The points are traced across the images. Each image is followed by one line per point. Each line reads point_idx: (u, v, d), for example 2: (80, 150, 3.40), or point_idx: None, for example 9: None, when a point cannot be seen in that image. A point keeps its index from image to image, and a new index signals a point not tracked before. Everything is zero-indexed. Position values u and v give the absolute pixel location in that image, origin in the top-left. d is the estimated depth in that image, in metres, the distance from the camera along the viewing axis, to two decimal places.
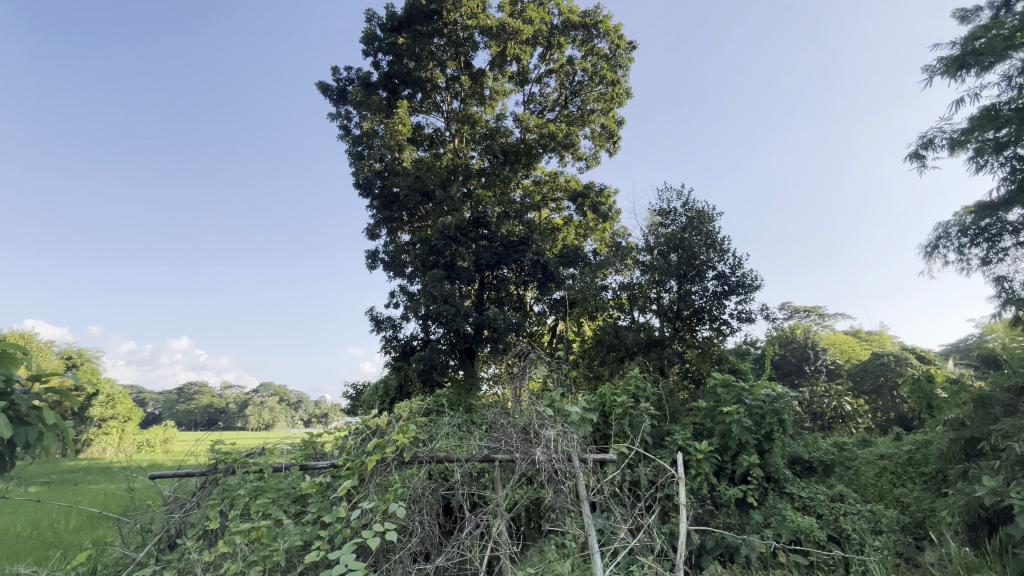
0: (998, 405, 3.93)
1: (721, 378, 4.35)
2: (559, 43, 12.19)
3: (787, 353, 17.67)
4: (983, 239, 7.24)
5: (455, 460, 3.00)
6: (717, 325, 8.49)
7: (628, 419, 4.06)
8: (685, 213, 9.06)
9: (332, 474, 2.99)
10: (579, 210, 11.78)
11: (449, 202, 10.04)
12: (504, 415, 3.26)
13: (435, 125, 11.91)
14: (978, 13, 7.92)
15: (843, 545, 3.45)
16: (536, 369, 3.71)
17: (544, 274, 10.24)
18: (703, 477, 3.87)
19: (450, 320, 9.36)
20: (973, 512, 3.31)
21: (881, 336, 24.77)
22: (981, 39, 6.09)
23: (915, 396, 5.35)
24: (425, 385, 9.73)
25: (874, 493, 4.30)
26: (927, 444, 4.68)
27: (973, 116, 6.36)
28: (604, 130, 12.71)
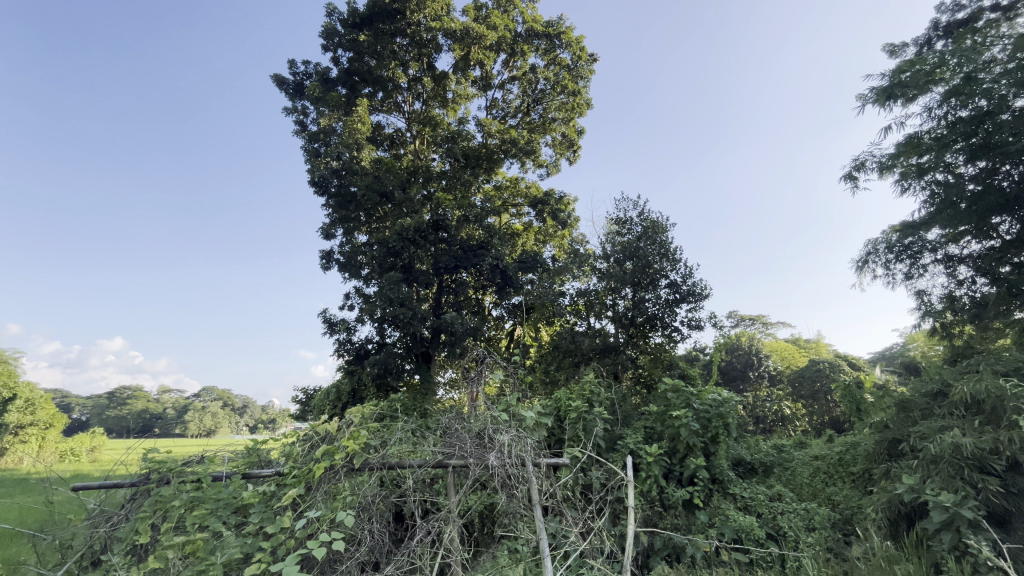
0: (916, 409, 4.23)
1: (671, 383, 4.49)
2: (522, 51, 12.35)
3: (733, 359, 18.55)
4: (906, 256, 7.88)
5: (407, 467, 2.94)
6: (669, 332, 8.77)
7: (582, 423, 4.14)
8: (641, 222, 9.37)
9: (276, 482, 2.85)
10: (539, 217, 11.94)
11: (408, 204, 9.93)
12: (459, 419, 3.23)
13: (396, 125, 11.75)
14: (905, 48, 8.65)
15: (781, 542, 3.64)
16: (491, 372, 3.69)
17: (502, 279, 10.31)
18: (652, 480, 4.01)
19: (407, 324, 9.21)
20: (894, 508, 3.56)
21: (818, 344, 26.36)
22: (907, 73, 6.63)
23: (846, 401, 5.75)
24: (379, 390, 9.54)
25: (808, 491, 4.56)
26: (856, 445, 5.04)
27: (899, 143, 6.93)
28: (564, 138, 12.98)
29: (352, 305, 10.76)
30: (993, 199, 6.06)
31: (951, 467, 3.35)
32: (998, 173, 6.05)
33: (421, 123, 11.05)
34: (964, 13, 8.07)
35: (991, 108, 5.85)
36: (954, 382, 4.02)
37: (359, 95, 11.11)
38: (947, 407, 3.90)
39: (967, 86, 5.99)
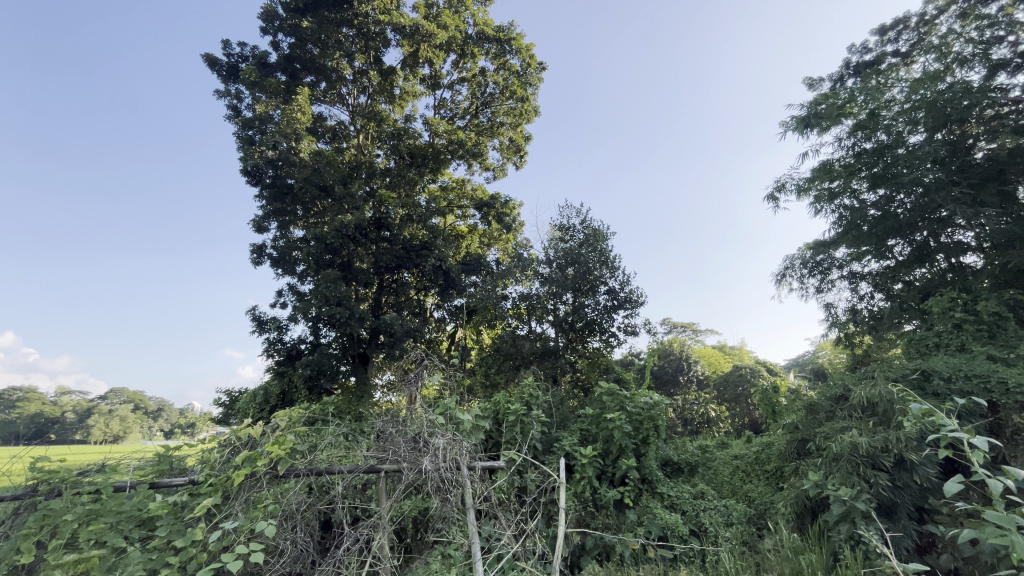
0: (822, 411, 4.62)
1: (607, 386, 4.62)
2: (472, 53, 12.32)
3: (664, 363, 19.51)
4: (817, 271, 8.65)
5: (336, 473, 2.82)
6: (606, 336, 9.06)
7: (520, 427, 4.17)
8: (583, 230, 9.64)
9: (189, 492, 2.63)
10: (484, 219, 11.95)
11: (349, 200, 9.58)
12: (394, 423, 3.13)
13: (338, 118, 11.32)
14: (821, 82, 9.50)
15: (702, 538, 3.86)
16: (431, 373, 3.60)
17: (445, 281, 10.20)
18: (586, 481, 4.13)
19: (343, 324, 8.86)
20: (801, 502, 3.85)
21: (740, 351, 28.25)
22: (822, 105, 7.34)
23: (762, 403, 6.20)
24: (310, 392, 9.14)
25: (728, 489, 4.88)
26: (769, 445, 5.45)
27: (814, 168, 7.61)
28: (511, 143, 13.12)
29: (285, 303, 10.23)
30: (889, 224, 6.60)
31: (848, 464, 3.69)
32: (894, 202, 6.57)
33: (366, 118, 10.73)
34: (870, 55, 9.01)
35: (890, 142, 6.54)
36: (854, 387, 4.44)
37: (299, 83, 10.61)
38: (848, 409, 4.29)
39: (871, 121, 6.71)
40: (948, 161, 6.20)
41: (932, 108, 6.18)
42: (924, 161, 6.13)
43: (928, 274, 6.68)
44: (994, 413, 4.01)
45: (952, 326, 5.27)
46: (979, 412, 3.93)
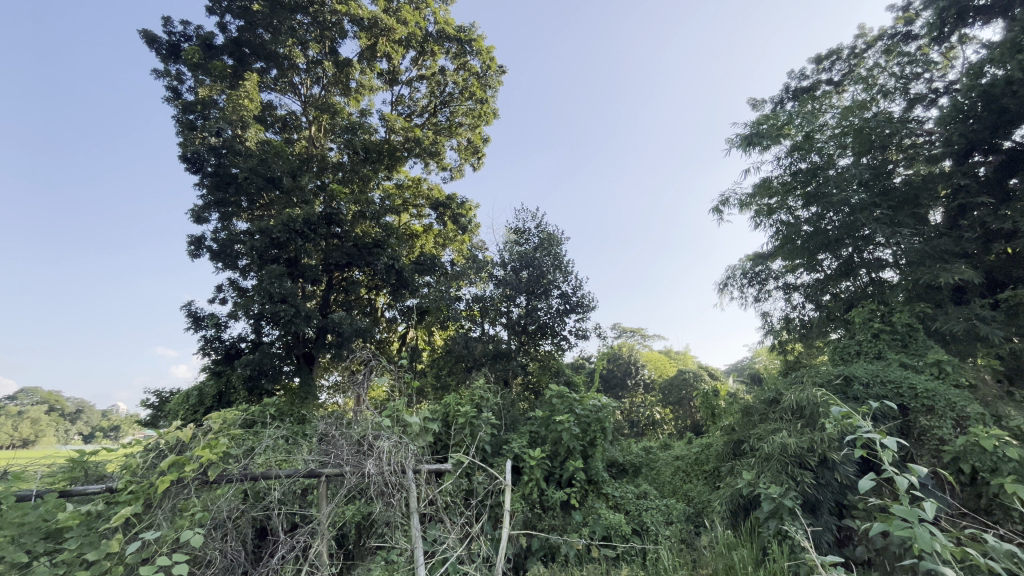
0: (756, 413, 4.88)
1: (557, 389, 4.68)
2: (432, 51, 12.19)
3: (613, 367, 20.03)
4: (756, 281, 9.17)
5: (272, 478, 2.69)
6: (558, 340, 9.17)
7: (469, 429, 4.15)
8: (538, 234, 9.74)
9: (105, 501, 2.43)
10: (440, 219, 11.82)
11: (299, 193, 9.17)
12: (337, 425, 3.02)
13: (289, 108, 10.87)
14: (764, 103, 10.10)
15: (643, 537, 3.98)
16: (379, 375, 3.51)
17: (397, 280, 9.99)
18: (534, 483, 4.17)
19: (287, 322, 8.48)
20: (735, 501, 4.05)
21: (685, 356, 29.44)
22: (763, 125, 7.80)
23: (703, 406, 6.48)
24: (250, 393, 8.70)
25: (669, 488, 5.06)
26: (708, 446, 5.70)
27: (755, 184, 8.06)
28: (469, 144, 13.11)
29: (224, 299, 9.68)
30: (820, 239, 7.04)
31: (779, 463, 3.92)
32: (824, 219, 6.99)
33: (319, 109, 10.37)
34: (807, 82, 9.68)
35: (822, 164, 6.99)
36: (785, 392, 4.72)
37: (248, 68, 10.10)
38: (779, 411, 4.54)
39: (806, 143, 7.17)
40: (871, 184, 6.72)
41: (860, 135, 6.71)
42: (851, 183, 6.64)
43: (853, 287, 7.13)
44: (904, 415, 4.39)
45: (871, 335, 5.72)
46: (891, 414, 4.30)
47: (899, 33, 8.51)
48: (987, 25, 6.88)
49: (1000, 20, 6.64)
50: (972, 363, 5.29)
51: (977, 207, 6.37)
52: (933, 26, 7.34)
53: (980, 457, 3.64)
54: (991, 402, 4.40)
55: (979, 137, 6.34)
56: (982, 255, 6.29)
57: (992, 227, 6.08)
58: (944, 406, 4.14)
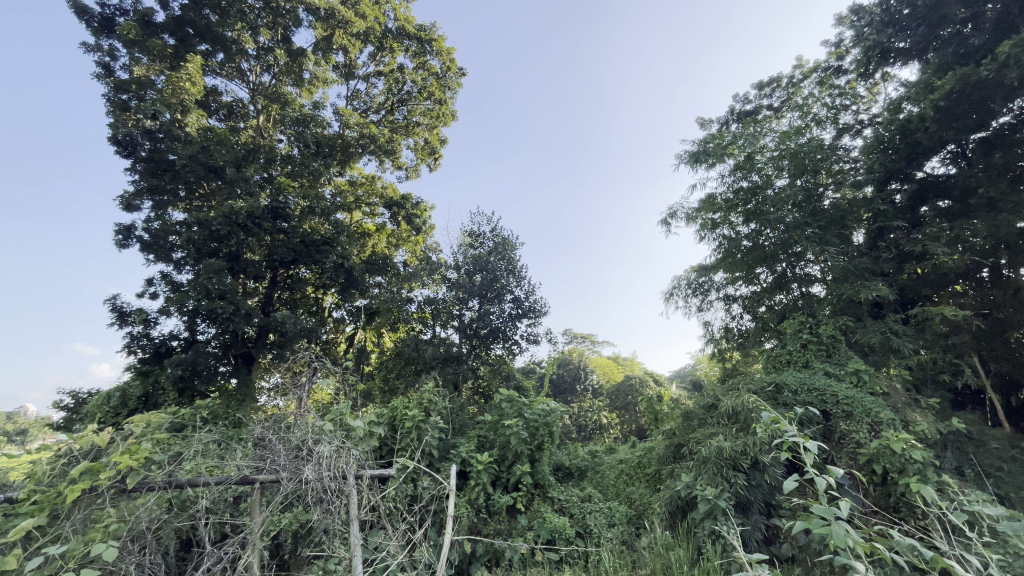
0: (695, 417, 5.10)
1: (507, 393, 4.70)
2: (390, 47, 11.98)
3: (563, 372, 20.34)
4: (699, 292, 9.61)
5: (200, 485, 2.52)
6: (509, 344, 9.21)
7: (416, 434, 4.08)
8: (493, 238, 9.77)
9: (4, 512, 2.19)
10: (393, 219, 11.59)
11: (243, 183, 8.69)
12: (275, 429, 2.86)
13: (236, 94, 10.33)
14: (711, 123, 10.64)
15: (586, 539, 4.05)
16: (324, 377, 3.39)
17: (346, 280, 9.69)
18: (480, 487, 4.15)
19: (224, 320, 8.01)
20: (674, 503, 4.21)
21: (632, 362, 30.36)
22: (710, 144, 8.19)
23: (647, 411, 6.70)
24: (180, 395, 8.15)
25: (613, 491, 5.20)
26: (650, 450, 5.89)
27: (701, 200, 8.43)
28: (426, 145, 12.99)
29: (155, 293, 9.03)
30: (757, 254, 7.47)
31: (715, 466, 4.11)
32: (762, 235, 7.42)
33: (268, 99, 9.93)
34: (750, 105, 10.29)
35: (761, 183, 7.42)
36: (723, 398, 4.96)
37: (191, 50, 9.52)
38: (717, 417, 4.76)
39: (748, 163, 7.59)
40: (804, 204, 7.21)
41: (795, 158, 7.18)
42: (787, 203, 7.09)
43: (785, 300, 7.61)
44: (827, 420, 4.72)
45: (800, 345, 6.14)
46: (814, 419, 4.62)
47: (831, 67, 9.23)
48: (905, 66, 7.59)
49: (916, 62, 7.34)
50: (885, 373, 5.78)
51: (893, 230, 7.13)
52: (861, 63, 7.94)
53: (890, 459, 3.99)
54: (901, 408, 4.83)
55: (896, 166, 7.08)
56: (897, 274, 7.00)
57: (905, 248, 6.81)
58: (861, 411, 4.49)
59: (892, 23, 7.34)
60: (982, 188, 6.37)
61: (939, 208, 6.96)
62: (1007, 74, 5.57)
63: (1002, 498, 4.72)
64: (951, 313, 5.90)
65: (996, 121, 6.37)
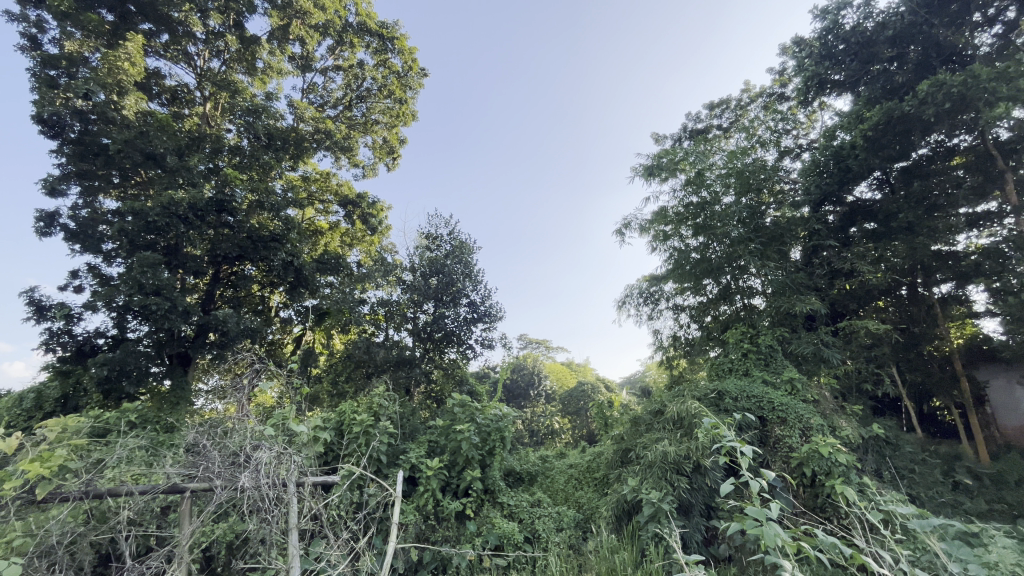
0: (643, 422, 5.26)
1: (460, 398, 4.67)
2: (350, 42, 11.70)
3: (517, 378, 20.43)
4: (649, 301, 9.94)
5: (123, 495, 2.35)
6: (464, 348, 9.15)
7: (364, 439, 3.97)
8: (450, 241, 9.70)
9: None
10: (348, 218, 11.29)
11: (185, 173, 8.17)
12: (210, 434, 2.69)
13: (181, 79, 9.76)
14: (666, 139, 11.07)
15: (534, 544, 4.07)
16: (268, 380, 3.24)
17: (295, 278, 9.33)
18: (429, 494, 4.09)
19: (159, 318, 7.51)
20: (620, 507, 4.30)
21: (584, 368, 30.88)
22: (663, 159, 8.49)
23: (598, 417, 6.84)
24: (105, 397, 7.56)
25: (562, 496, 5.25)
26: (599, 455, 6.00)
27: (655, 213, 8.65)
28: (385, 144, 12.77)
29: (80, 286, 8.34)
30: (704, 266, 7.80)
31: (660, 470, 4.25)
32: (709, 248, 7.76)
33: (217, 86, 9.45)
34: (701, 124, 10.79)
35: (709, 200, 7.75)
36: (669, 404, 5.14)
37: (132, 28, 8.90)
38: (663, 422, 4.93)
39: (698, 179, 7.90)
40: (749, 220, 7.59)
41: (741, 177, 7.59)
42: (733, 219, 7.47)
43: (729, 311, 7.99)
44: (763, 425, 4.98)
45: (741, 354, 6.47)
46: (751, 425, 4.88)
47: (775, 93, 9.83)
48: (840, 97, 8.20)
49: (849, 94, 7.94)
50: (817, 381, 6.17)
51: (826, 248, 7.61)
52: (801, 91, 8.44)
53: (818, 462, 4.27)
54: (829, 414, 5.17)
55: (830, 189, 7.58)
56: (829, 289, 7.42)
57: (836, 266, 7.24)
58: (793, 417, 4.77)
59: (829, 57, 7.78)
60: (903, 213, 6.98)
61: (866, 230, 7.54)
62: (926, 111, 6.13)
63: (913, 497, 5.17)
64: (874, 327, 6.39)
65: (915, 152, 7.01)
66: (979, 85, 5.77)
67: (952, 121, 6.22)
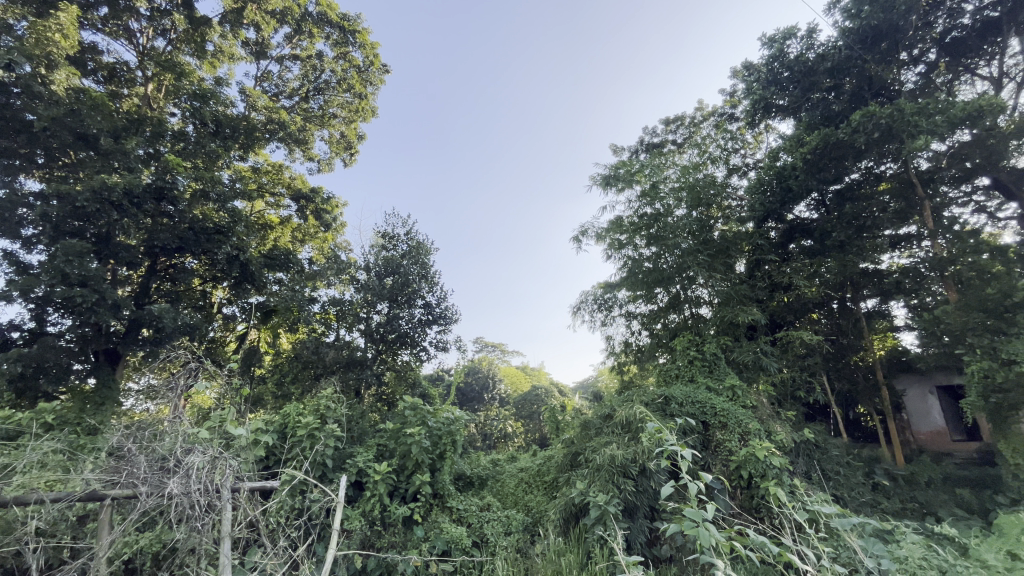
0: (593, 426, 5.38)
1: (411, 401, 4.58)
2: (310, 32, 11.34)
3: (471, 381, 20.35)
4: (602, 308, 10.16)
5: (34, 504, 2.16)
6: (417, 351, 9.01)
7: (309, 442, 3.83)
8: (407, 241, 9.55)
9: None
10: (300, 213, 10.90)
11: (120, 156, 7.61)
12: (136, 438, 2.51)
13: (120, 57, 9.11)
14: (623, 151, 11.39)
15: (481, 549, 4.05)
16: (205, 380, 3.07)
17: (241, 274, 8.92)
18: (376, 499, 3.99)
19: (85, 311, 6.97)
20: (568, 510, 4.35)
21: (539, 372, 31.14)
22: (620, 170, 8.72)
23: (549, 420, 6.92)
24: (18, 397, 6.93)
25: (511, 499, 5.25)
26: (549, 459, 6.06)
27: (610, 221, 8.89)
28: (342, 138, 12.51)
29: None
30: (656, 275, 8.05)
31: (607, 473, 4.33)
32: (661, 258, 8.02)
33: (161, 67, 8.90)
34: (656, 139, 11.18)
35: (662, 212, 8.02)
36: (618, 409, 5.27)
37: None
38: (612, 426, 5.05)
39: (652, 191, 8.14)
40: (699, 233, 7.90)
41: (692, 192, 7.91)
42: (684, 231, 7.76)
43: (677, 319, 8.29)
44: (705, 430, 5.20)
45: (687, 361, 6.74)
46: (693, 429, 5.09)
47: (726, 113, 10.36)
48: (783, 121, 8.72)
49: (792, 119, 8.47)
50: (756, 388, 6.51)
51: (768, 262, 8.05)
52: (749, 113, 8.91)
53: (755, 465, 4.49)
54: (765, 420, 5.47)
55: (773, 207, 8.04)
56: (769, 301, 7.87)
57: (776, 280, 7.69)
58: (733, 423, 5.00)
59: (775, 83, 8.26)
60: (835, 232, 7.50)
61: (804, 247, 8.04)
62: (858, 138, 6.63)
63: (838, 498, 5.54)
64: (808, 338, 6.81)
65: (848, 176, 7.49)
66: (904, 118, 6.31)
67: (880, 149, 6.75)
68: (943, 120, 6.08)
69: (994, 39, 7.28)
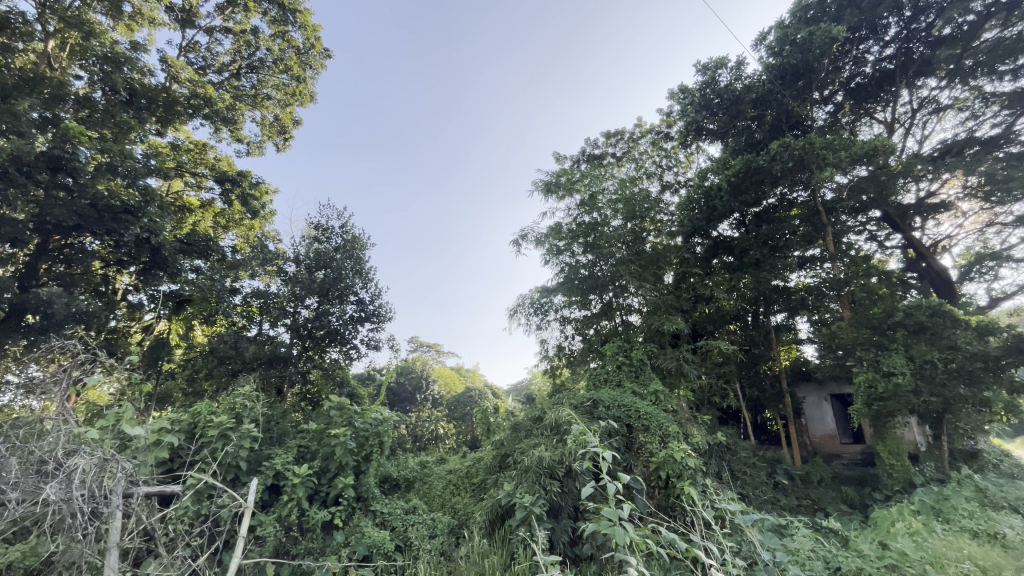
0: (523, 428, 5.47)
1: (337, 400, 4.39)
2: (245, 5, 10.62)
3: (404, 381, 19.89)
4: (538, 312, 10.32)
5: None
6: (347, 349, 8.69)
7: (220, 444, 3.56)
8: (342, 235, 9.19)
9: None
10: (224, 197, 10.14)
11: (9, 118, 6.66)
12: (8, 436, 2.22)
13: (16, 7, 7.98)
14: (565, 159, 11.68)
15: (404, 552, 3.95)
16: (100, 374, 2.77)
17: (151, 259, 8.15)
18: (293, 503, 3.78)
19: None
20: (494, 511, 4.37)
21: (473, 373, 31.08)
22: (562, 177, 8.88)
23: (480, 422, 6.91)
24: None
25: (438, 502, 5.19)
26: (478, 460, 6.05)
27: (550, 228, 9.05)
28: (276, 122, 11.89)
29: None
30: (591, 282, 8.24)
31: (534, 475, 4.39)
32: (596, 266, 8.19)
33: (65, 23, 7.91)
34: (597, 150, 11.58)
35: (599, 221, 8.28)
36: (548, 412, 5.37)
37: None
38: (541, 429, 5.14)
39: (591, 201, 8.39)
40: (633, 244, 8.22)
41: (627, 204, 8.25)
42: (619, 241, 8.01)
43: (608, 325, 8.61)
44: (629, 432, 5.43)
45: (615, 366, 7.01)
46: (617, 431, 5.30)
47: (662, 132, 10.93)
48: (712, 144, 9.31)
49: (719, 143, 9.09)
50: (677, 393, 6.90)
51: (692, 275, 8.57)
52: (683, 134, 9.45)
53: (672, 466, 4.74)
54: (684, 423, 5.80)
55: (699, 224, 8.56)
56: (692, 312, 8.36)
57: (699, 293, 8.21)
58: (654, 425, 5.26)
59: (706, 107, 8.74)
60: (752, 250, 8.12)
61: (725, 263, 8.65)
62: (775, 166, 7.20)
63: (743, 496, 5.99)
64: (724, 348, 7.31)
65: (766, 201, 8.03)
66: (814, 151, 6.96)
67: (793, 177, 7.39)
68: (846, 156, 6.79)
69: (890, 88, 8.23)
